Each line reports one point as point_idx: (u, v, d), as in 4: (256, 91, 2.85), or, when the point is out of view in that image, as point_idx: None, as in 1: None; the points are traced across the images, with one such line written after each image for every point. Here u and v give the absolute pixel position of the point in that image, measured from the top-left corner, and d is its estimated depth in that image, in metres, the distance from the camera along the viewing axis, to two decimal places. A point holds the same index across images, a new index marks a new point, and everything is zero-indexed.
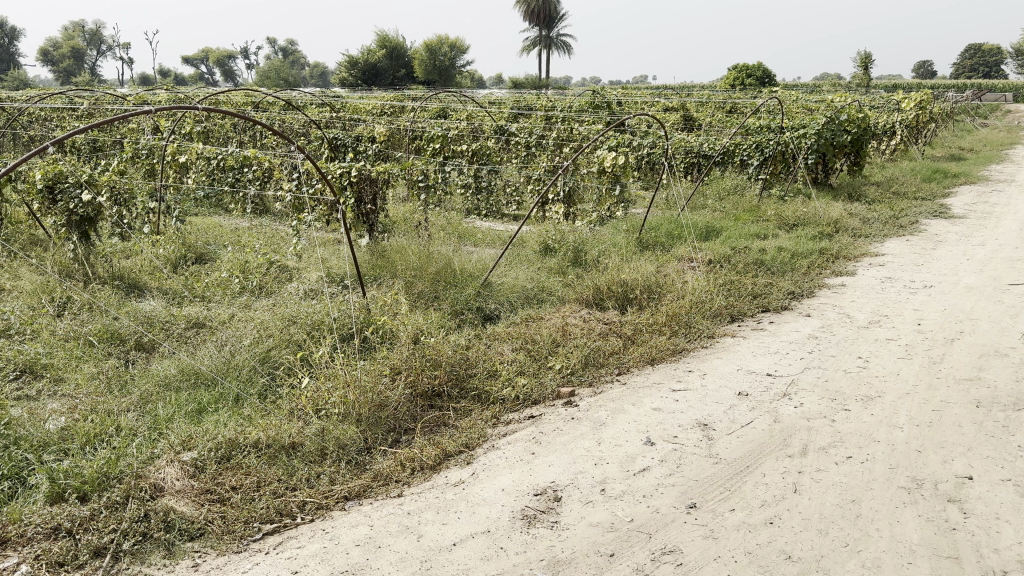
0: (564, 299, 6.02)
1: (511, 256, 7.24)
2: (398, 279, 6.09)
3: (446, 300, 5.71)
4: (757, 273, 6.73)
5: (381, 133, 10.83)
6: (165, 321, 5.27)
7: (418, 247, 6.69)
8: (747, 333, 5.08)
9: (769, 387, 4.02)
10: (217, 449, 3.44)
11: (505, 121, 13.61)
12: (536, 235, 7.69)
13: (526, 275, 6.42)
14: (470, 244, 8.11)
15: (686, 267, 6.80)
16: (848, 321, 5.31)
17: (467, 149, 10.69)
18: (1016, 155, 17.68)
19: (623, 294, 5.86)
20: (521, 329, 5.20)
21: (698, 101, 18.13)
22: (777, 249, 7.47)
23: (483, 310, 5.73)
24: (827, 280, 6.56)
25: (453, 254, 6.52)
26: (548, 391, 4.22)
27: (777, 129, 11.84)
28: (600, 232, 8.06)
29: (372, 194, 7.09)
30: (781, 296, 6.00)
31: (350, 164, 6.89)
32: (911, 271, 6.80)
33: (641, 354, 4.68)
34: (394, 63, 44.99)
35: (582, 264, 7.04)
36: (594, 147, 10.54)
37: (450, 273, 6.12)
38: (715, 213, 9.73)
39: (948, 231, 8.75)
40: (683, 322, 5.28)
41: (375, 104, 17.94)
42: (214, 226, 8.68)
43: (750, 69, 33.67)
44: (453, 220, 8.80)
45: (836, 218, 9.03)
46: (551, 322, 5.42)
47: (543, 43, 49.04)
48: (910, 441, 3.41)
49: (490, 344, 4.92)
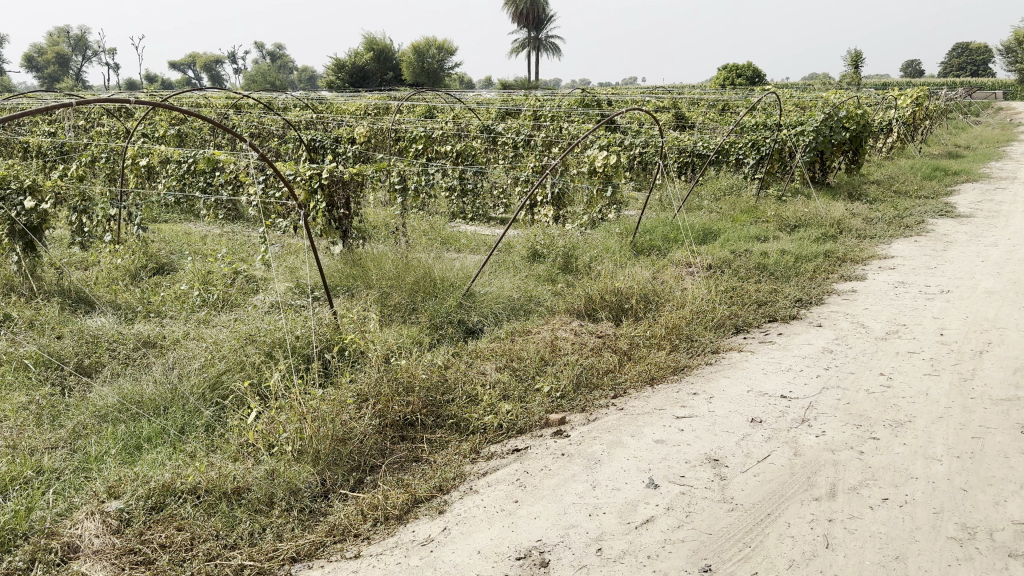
0: (553, 310, 5.55)
1: (497, 262, 6.76)
2: (373, 289, 5.61)
3: (425, 313, 5.23)
4: (760, 278, 6.27)
5: (360, 134, 10.34)
6: (112, 341, 4.78)
7: (396, 254, 6.20)
8: (754, 346, 4.62)
9: (786, 412, 3.55)
10: (148, 497, 2.99)
11: (492, 120, 13.16)
12: (523, 240, 7.22)
13: (512, 283, 5.95)
14: (453, 250, 7.63)
15: (684, 273, 6.34)
16: (864, 331, 4.85)
17: (451, 150, 10.22)
18: (1014, 153, 17.31)
19: (617, 305, 5.40)
20: (505, 345, 4.72)
21: (690, 100, 17.76)
22: (779, 253, 7.01)
23: (465, 323, 5.25)
24: (835, 285, 6.10)
25: (433, 261, 6.04)
26: (536, 417, 3.74)
27: (774, 126, 11.42)
28: (591, 236, 7.59)
29: (345, 199, 6.56)
30: (787, 303, 5.54)
31: (322, 165, 6.35)
32: (925, 274, 6.35)
33: (639, 373, 4.21)
34: (383, 66, 44.49)
35: (572, 271, 6.57)
36: (584, 147, 10.07)
37: (430, 283, 5.64)
38: (711, 214, 9.31)
39: (957, 231, 8.31)
40: (684, 335, 4.82)
41: (360, 106, 17.48)
42: (182, 234, 8.19)
43: (741, 69, 33.45)
44: (435, 225, 8.32)
45: (838, 218, 8.60)
46: (539, 336, 4.94)
47: (531, 45, 48.61)
48: (954, 477, 2.94)
49: (471, 364, 4.44)
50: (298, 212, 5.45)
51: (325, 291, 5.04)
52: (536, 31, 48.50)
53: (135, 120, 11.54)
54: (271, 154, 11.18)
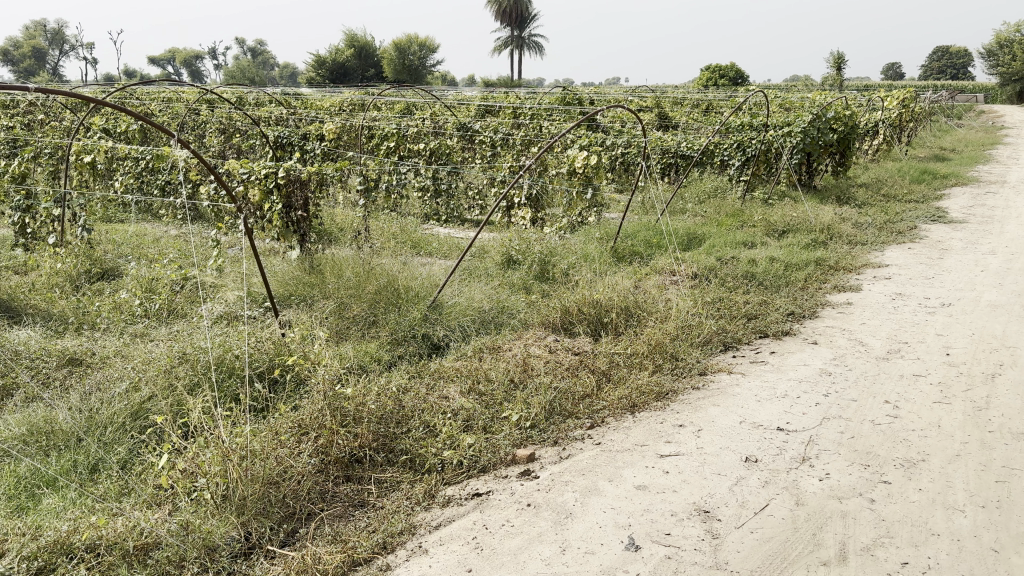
0: (526, 323, 5.11)
1: (468, 269, 6.32)
2: (330, 299, 5.15)
3: (386, 326, 4.78)
4: (748, 288, 5.87)
5: (329, 131, 9.86)
6: (33, 357, 4.29)
7: (359, 260, 5.74)
8: (745, 366, 4.21)
9: (783, 448, 3.14)
10: (36, 559, 2.52)
11: (470, 117, 12.73)
12: (498, 245, 6.79)
13: (483, 292, 5.50)
14: (423, 256, 7.18)
15: (667, 283, 5.93)
16: (863, 351, 4.44)
17: (424, 149, 9.76)
18: (1000, 155, 17.07)
19: (596, 319, 4.97)
20: (471, 364, 4.28)
21: (674, 98, 17.41)
22: (768, 261, 6.62)
23: (430, 338, 4.79)
24: (829, 297, 5.71)
25: (398, 268, 5.58)
26: (502, 451, 3.30)
27: (760, 127, 11.07)
28: (570, 241, 7.17)
29: (304, 201, 5.96)
30: (779, 317, 5.15)
31: (278, 163, 5.81)
32: (923, 285, 5.97)
33: (619, 398, 3.78)
34: (363, 64, 43.85)
35: (549, 279, 6.14)
36: (564, 146, 9.66)
37: (393, 293, 5.18)
38: (696, 218, 8.93)
39: (951, 238, 7.97)
40: (669, 354, 4.40)
41: (335, 101, 16.96)
42: (135, 236, 7.68)
43: (724, 69, 33.23)
44: (406, 227, 7.87)
45: (828, 224, 8.23)
46: (511, 353, 4.50)
47: (514, 43, 48.15)
48: (981, 534, 2.53)
49: (433, 388, 3.99)
50: (243, 216, 4.95)
51: (272, 304, 4.55)
52: (519, 29, 48.05)
53: (93, 115, 10.99)
54: (237, 151, 10.68)
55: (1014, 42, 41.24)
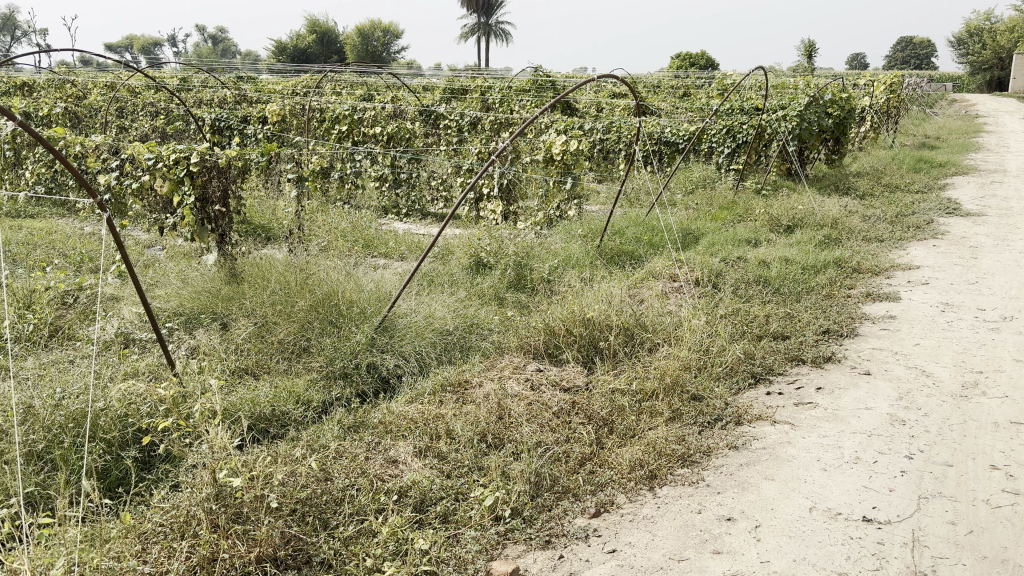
0: (500, 348, 4.06)
1: (430, 272, 5.28)
2: (250, 319, 4.08)
3: (320, 355, 3.73)
4: (765, 297, 4.91)
5: (273, 112, 8.69)
6: None
7: (293, 265, 4.66)
8: (788, 410, 3.22)
9: (883, 560, 2.15)
10: None
11: (435, 100, 11.63)
12: (464, 245, 5.76)
13: (445, 305, 4.46)
14: (375, 259, 6.12)
15: (669, 292, 4.92)
16: (933, 386, 3.46)
17: (380, 132, 8.62)
18: (989, 144, 16.29)
19: (588, 343, 3.95)
20: (429, 409, 3.23)
21: (652, 82, 16.45)
22: (781, 262, 5.65)
23: (378, 370, 3.73)
24: (862, 307, 4.75)
25: (340, 276, 4.51)
26: (469, 563, 2.25)
27: (751, 110, 10.16)
28: (550, 241, 6.14)
29: (222, 190, 4.87)
30: (812, 336, 4.17)
31: (191, 147, 4.70)
32: (970, 291, 5.01)
33: (632, 465, 2.76)
34: (326, 50, 42.18)
35: (527, 288, 5.09)
36: (539, 129, 8.60)
37: (331, 310, 4.12)
38: (687, 211, 7.97)
39: (975, 234, 7.06)
40: (687, 394, 3.40)
41: (290, 84, 15.70)
42: (35, 234, 6.49)
43: (693, 57, 32.45)
44: (358, 224, 6.86)
45: (838, 217, 7.30)
46: (482, 392, 3.46)
47: (480, 31, 46.93)
48: None
49: (378, 447, 2.94)
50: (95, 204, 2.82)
51: (165, 345, 3.30)
52: (486, 16, 46.74)
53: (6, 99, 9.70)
54: (169, 135, 9.45)
55: (983, 31, 40.94)
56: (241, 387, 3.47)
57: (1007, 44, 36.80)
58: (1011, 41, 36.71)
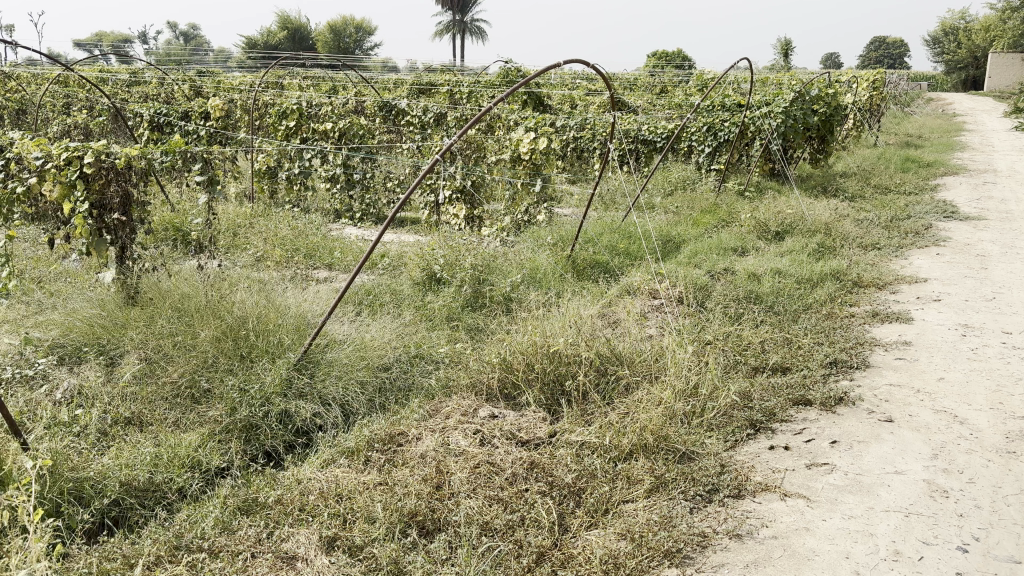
0: (447, 386, 3.37)
1: (374, 289, 4.57)
2: (143, 355, 3.37)
3: (224, 403, 3.04)
4: (758, 318, 4.27)
5: (215, 107, 7.91)
6: None
7: (205, 285, 3.96)
8: (800, 477, 2.56)
9: None
10: None
11: (398, 96, 10.90)
12: (416, 256, 5.05)
13: (384, 332, 3.76)
14: (317, 272, 5.42)
15: (648, 314, 4.26)
16: (972, 439, 2.83)
17: (332, 129, 7.89)
18: (972, 144, 15.82)
19: (552, 382, 3.27)
20: (347, 479, 2.53)
21: (629, 78, 15.81)
22: (773, 276, 5.01)
23: (292, 420, 3.03)
24: (871, 331, 4.12)
25: (260, 298, 3.81)
26: None
27: (734, 107, 9.55)
28: (515, 250, 5.46)
29: (123, 195, 4.14)
30: (817, 370, 3.52)
31: (84, 143, 3.95)
32: (989, 311, 4.40)
33: (602, 568, 2.09)
34: (296, 46, 41.10)
35: (485, 309, 4.40)
36: (506, 126, 7.91)
37: (242, 341, 3.43)
38: (667, 215, 7.34)
39: (979, 241, 6.48)
40: (671, 453, 2.74)
41: (248, 78, 14.87)
42: None
43: (670, 56, 31.94)
44: (302, 231, 6.15)
45: (830, 222, 6.69)
46: (417, 449, 2.77)
47: (455, 28, 46.00)
48: None
49: (272, 540, 2.24)
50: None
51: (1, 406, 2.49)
52: (460, 13, 45.98)
53: None
54: (103, 131, 8.63)
55: (959, 30, 40.83)
56: (112, 452, 2.74)
57: (983, 43, 36.66)
58: (987, 40, 36.56)
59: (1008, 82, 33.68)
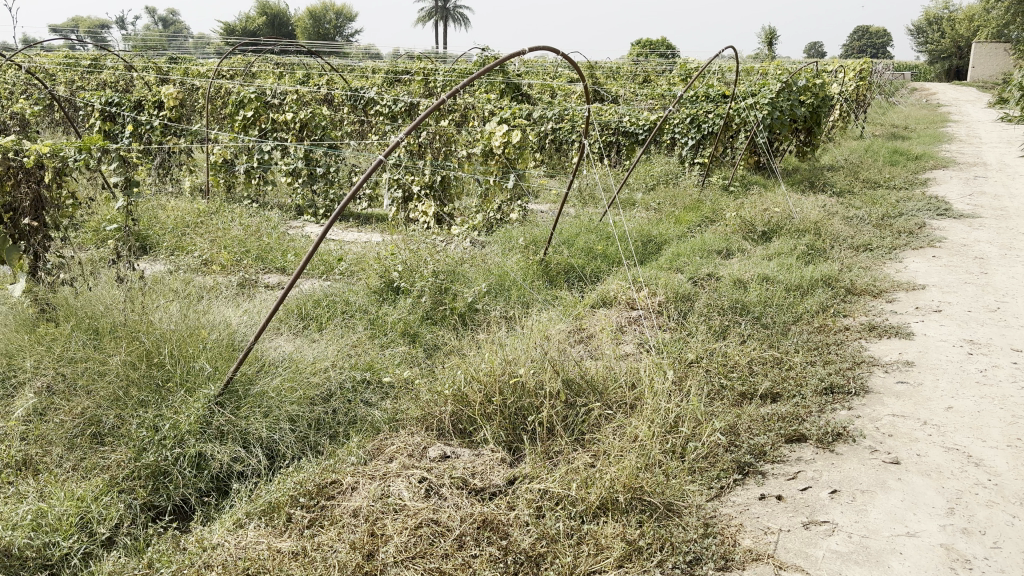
0: (393, 420, 2.96)
1: (323, 299, 4.14)
2: (44, 386, 2.93)
3: (130, 444, 2.61)
4: (745, 332, 3.88)
5: (169, 95, 7.40)
6: None
7: (127, 299, 3.51)
8: (796, 543, 2.18)
9: None
10: None
11: (371, 84, 10.42)
12: (373, 260, 4.62)
13: (327, 351, 3.34)
14: (268, 277, 4.98)
15: (624, 329, 3.86)
16: (991, 488, 2.46)
17: (293, 119, 7.32)
18: (959, 135, 15.55)
19: (513, 416, 2.86)
20: (260, 549, 2.13)
21: (612, 66, 15.38)
22: (760, 282, 4.63)
23: (209, 466, 2.60)
24: (868, 348, 3.74)
25: (187, 315, 3.37)
26: None
27: (718, 97, 9.16)
28: (484, 252, 5.05)
29: (37, 197, 3.66)
30: (811, 397, 3.14)
31: None
32: (995, 324, 4.04)
33: None
34: (275, 32, 40.23)
35: (445, 322, 3.99)
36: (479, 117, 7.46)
37: (159, 368, 2.99)
38: (649, 212, 6.95)
39: (975, 241, 6.13)
40: (647, 507, 2.35)
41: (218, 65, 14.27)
42: None
43: (655, 45, 31.48)
44: (256, 229, 5.71)
45: (819, 220, 6.32)
46: (350, 504, 2.36)
47: (438, 14, 45.22)
48: None
49: None
50: None
51: None
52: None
53: None
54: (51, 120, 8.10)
55: (943, 20, 40.68)
56: None
57: (967, 33, 36.52)
58: (971, 30, 36.38)
59: (991, 73, 33.55)
